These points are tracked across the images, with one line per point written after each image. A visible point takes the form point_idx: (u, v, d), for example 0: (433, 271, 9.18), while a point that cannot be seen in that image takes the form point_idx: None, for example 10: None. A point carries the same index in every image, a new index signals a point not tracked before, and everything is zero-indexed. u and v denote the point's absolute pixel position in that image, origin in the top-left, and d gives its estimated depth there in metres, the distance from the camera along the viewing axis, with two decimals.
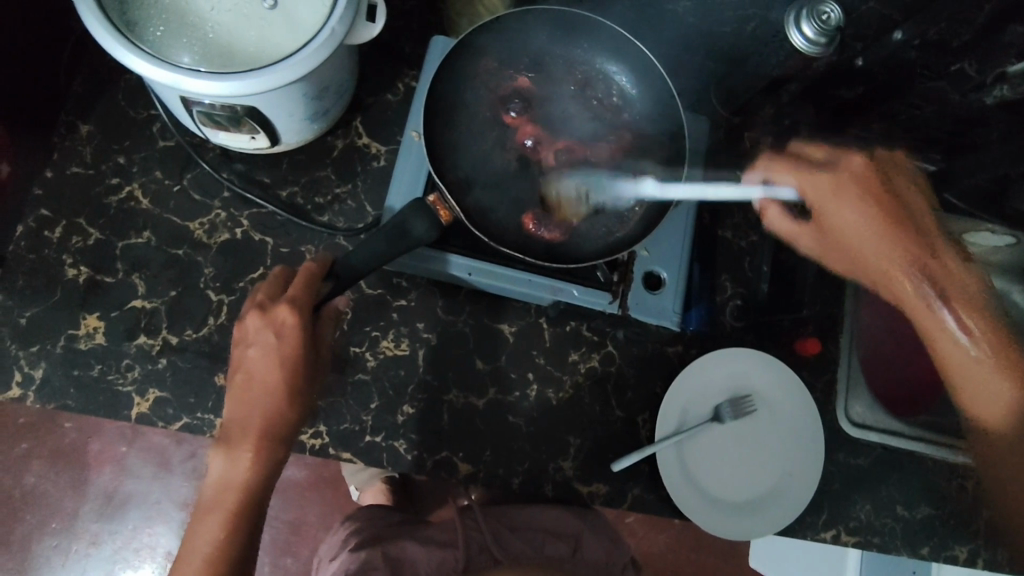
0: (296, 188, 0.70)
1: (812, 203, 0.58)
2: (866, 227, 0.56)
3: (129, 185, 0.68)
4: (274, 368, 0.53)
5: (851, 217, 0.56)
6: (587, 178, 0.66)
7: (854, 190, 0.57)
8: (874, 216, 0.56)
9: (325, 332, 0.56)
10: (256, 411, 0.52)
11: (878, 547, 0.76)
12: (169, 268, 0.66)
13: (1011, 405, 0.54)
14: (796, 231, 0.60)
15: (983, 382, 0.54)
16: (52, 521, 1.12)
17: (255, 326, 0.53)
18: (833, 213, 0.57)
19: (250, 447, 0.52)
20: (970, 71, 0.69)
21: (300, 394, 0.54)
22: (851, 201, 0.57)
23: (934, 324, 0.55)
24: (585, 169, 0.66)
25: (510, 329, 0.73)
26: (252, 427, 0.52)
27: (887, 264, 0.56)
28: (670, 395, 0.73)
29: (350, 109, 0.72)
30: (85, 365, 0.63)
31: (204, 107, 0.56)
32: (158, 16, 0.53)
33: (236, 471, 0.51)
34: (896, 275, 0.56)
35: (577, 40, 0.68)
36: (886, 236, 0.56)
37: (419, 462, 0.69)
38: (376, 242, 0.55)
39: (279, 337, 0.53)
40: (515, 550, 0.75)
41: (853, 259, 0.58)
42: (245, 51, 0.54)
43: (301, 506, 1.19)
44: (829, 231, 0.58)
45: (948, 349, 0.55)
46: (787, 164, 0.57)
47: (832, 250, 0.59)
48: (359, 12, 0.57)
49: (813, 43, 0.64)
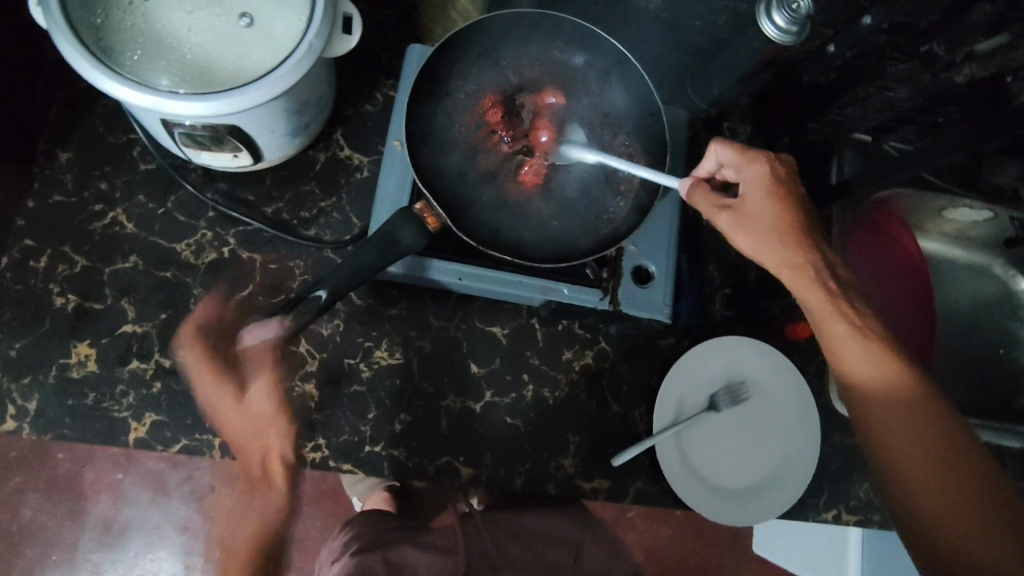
0: (281, 204, 0.70)
1: (745, 187, 0.60)
2: (780, 211, 0.59)
3: (112, 210, 0.67)
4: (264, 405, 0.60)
5: (770, 201, 0.59)
6: (580, 131, 0.66)
7: (777, 181, 0.60)
8: (783, 210, 0.59)
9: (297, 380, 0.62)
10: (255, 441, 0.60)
11: (878, 523, 0.79)
12: (158, 291, 0.66)
13: (904, 388, 0.54)
14: (719, 212, 0.59)
15: (870, 365, 0.55)
16: (52, 554, 1.12)
17: (208, 396, 0.60)
18: (756, 200, 0.59)
19: (264, 488, 0.60)
20: (938, 51, 0.64)
21: (275, 440, 0.60)
22: (773, 189, 0.59)
23: (819, 302, 0.57)
24: (579, 130, 0.67)
25: (502, 330, 0.73)
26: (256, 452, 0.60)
27: (784, 258, 0.58)
28: (666, 386, 0.74)
29: (331, 122, 0.73)
30: (79, 394, 0.63)
31: (185, 127, 0.56)
32: (134, 39, 0.52)
33: (253, 511, 0.59)
34: (799, 259, 0.58)
35: (550, 40, 0.67)
36: (790, 224, 0.58)
37: (421, 469, 0.69)
38: (367, 253, 0.56)
39: (226, 400, 0.59)
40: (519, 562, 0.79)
41: (761, 245, 0.58)
42: (225, 70, 0.53)
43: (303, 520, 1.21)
44: (748, 216, 0.58)
45: (839, 334, 0.56)
46: (734, 143, 0.60)
47: (740, 236, 0.58)
48: (334, 25, 0.57)
49: (784, 32, 0.67)
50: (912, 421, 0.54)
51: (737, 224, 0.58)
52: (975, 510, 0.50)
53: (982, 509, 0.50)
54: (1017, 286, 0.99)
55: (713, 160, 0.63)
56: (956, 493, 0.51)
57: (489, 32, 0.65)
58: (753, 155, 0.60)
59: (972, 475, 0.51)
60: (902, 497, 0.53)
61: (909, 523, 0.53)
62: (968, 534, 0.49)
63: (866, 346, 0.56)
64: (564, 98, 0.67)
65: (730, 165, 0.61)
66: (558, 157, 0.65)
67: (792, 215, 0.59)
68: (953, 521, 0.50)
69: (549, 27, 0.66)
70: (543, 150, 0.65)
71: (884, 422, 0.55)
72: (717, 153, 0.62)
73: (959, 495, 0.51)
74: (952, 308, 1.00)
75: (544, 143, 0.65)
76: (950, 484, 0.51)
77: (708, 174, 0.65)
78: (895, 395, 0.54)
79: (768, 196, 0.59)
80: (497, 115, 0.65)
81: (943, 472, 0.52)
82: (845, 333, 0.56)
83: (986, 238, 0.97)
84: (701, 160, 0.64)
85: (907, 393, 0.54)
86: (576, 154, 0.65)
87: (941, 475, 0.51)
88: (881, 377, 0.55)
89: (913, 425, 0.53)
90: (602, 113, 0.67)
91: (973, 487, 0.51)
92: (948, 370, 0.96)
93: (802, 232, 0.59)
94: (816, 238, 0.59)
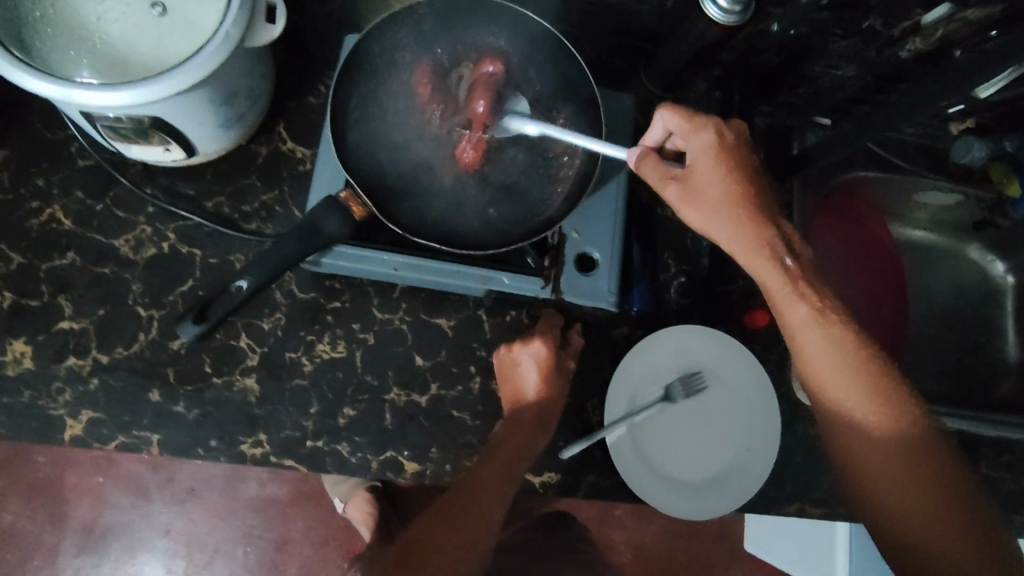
0: (222, 198, 0.70)
1: (692, 157, 0.58)
2: (729, 184, 0.57)
3: (50, 207, 0.67)
4: (547, 365, 0.68)
5: (721, 171, 0.57)
6: (522, 103, 0.65)
7: (726, 150, 0.58)
8: (734, 183, 0.57)
9: (576, 344, 0.72)
10: (553, 397, 0.68)
11: (844, 516, 0.76)
12: (96, 287, 0.66)
13: (865, 376, 0.54)
14: (668, 185, 0.58)
15: (833, 351, 0.55)
16: (33, 559, 1.18)
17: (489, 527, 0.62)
18: (705, 173, 0.57)
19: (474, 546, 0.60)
20: (877, 28, 0.66)
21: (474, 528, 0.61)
22: (722, 159, 0.58)
23: (772, 283, 0.56)
24: (522, 103, 0.65)
25: (448, 322, 0.72)
26: (552, 405, 0.68)
27: (737, 235, 0.56)
28: (618, 376, 0.72)
29: (272, 115, 0.72)
30: (15, 392, 0.63)
31: (108, 120, 0.55)
32: (44, 31, 0.51)
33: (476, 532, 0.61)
34: (751, 236, 0.56)
35: (484, 26, 0.66)
36: (740, 198, 0.57)
37: (365, 464, 0.68)
38: (288, 242, 0.56)
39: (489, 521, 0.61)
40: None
41: (710, 221, 0.57)
42: (139, 60, 0.52)
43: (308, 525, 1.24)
44: (698, 191, 0.57)
45: (799, 320, 0.55)
46: (680, 111, 0.58)
47: (692, 212, 0.58)
48: (255, 14, 0.56)
49: (727, 13, 0.64)
50: (882, 412, 0.54)
51: (686, 199, 0.57)
52: (930, 497, 0.52)
53: (937, 496, 0.52)
54: (993, 271, 0.96)
55: (660, 128, 0.60)
56: (913, 475, 0.53)
57: (421, 19, 0.65)
58: (700, 121, 0.58)
59: (926, 459, 0.53)
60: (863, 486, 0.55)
61: (867, 510, 0.56)
62: (909, 510, 0.53)
63: (827, 333, 0.55)
64: (502, 67, 0.65)
65: (677, 132, 0.59)
66: (498, 128, 0.64)
67: (742, 188, 0.57)
68: (902, 503, 0.53)
69: (482, 14, 0.66)
70: (481, 121, 0.62)
71: (852, 414, 0.55)
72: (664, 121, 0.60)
73: (923, 487, 0.53)
74: (927, 295, 0.97)
75: (480, 114, 0.62)
76: (903, 469, 0.53)
77: (656, 144, 0.63)
78: (864, 389, 0.54)
79: (717, 167, 0.57)
80: (428, 87, 0.64)
81: (901, 459, 0.53)
82: (807, 322, 0.55)
83: (957, 220, 0.95)
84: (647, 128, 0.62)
85: (869, 380, 0.54)
86: (516, 125, 0.63)
87: (901, 461, 0.54)
88: (842, 367, 0.54)
89: (879, 414, 0.54)
90: (539, 99, 0.67)
91: (932, 472, 0.53)
92: (925, 358, 0.93)
93: (752, 206, 0.57)
94: (772, 213, 0.58)
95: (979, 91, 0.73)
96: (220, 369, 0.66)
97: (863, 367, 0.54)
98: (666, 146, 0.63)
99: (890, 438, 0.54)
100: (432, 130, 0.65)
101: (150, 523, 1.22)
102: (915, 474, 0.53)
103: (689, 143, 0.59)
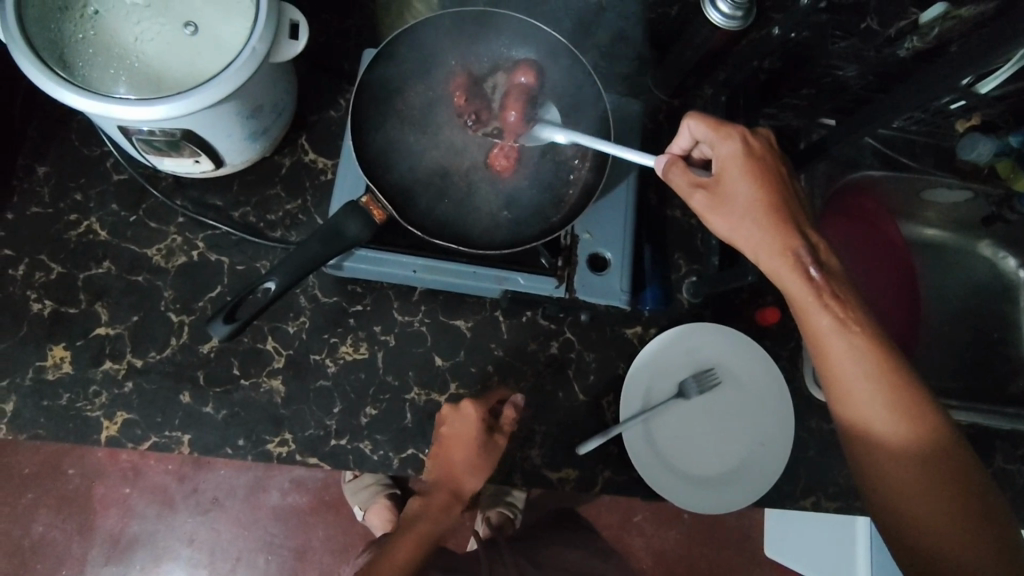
0: (249, 208, 0.73)
1: (718, 164, 0.59)
2: (756, 190, 0.57)
3: (86, 220, 0.70)
4: (469, 441, 0.64)
5: (747, 178, 0.57)
6: (552, 111, 0.69)
7: (752, 157, 0.58)
8: (760, 192, 0.57)
9: (507, 419, 0.65)
10: (469, 474, 0.64)
11: (859, 509, 0.77)
12: (130, 294, 0.69)
13: (891, 392, 0.51)
14: (694, 193, 0.59)
15: (854, 359, 0.52)
16: (62, 569, 1.21)
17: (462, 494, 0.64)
18: (731, 180, 0.58)
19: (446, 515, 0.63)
20: (874, 27, 0.71)
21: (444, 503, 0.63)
22: (750, 165, 0.57)
23: (798, 290, 0.54)
24: (552, 111, 0.68)
25: (466, 323, 0.74)
26: (468, 482, 0.64)
27: (761, 242, 0.56)
28: (632, 374, 0.74)
29: (295, 128, 0.76)
30: (54, 395, 0.66)
31: (143, 134, 0.59)
32: (85, 51, 0.55)
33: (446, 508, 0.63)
34: (775, 243, 0.55)
35: (496, 38, 0.70)
36: (767, 206, 0.56)
37: (386, 461, 0.70)
38: (312, 244, 0.58)
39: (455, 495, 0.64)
40: (538, 568, 0.88)
41: (736, 226, 0.57)
42: (173, 76, 0.56)
43: (341, 531, 1.29)
44: (724, 198, 0.58)
45: (822, 328, 0.53)
46: (709, 118, 0.59)
47: (716, 218, 0.58)
48: (280, 32, 0.60)
49: (729, 18, 0.66)
50: (908, 430, 0.50)
51: (712, 206, 0.58)
52: (963, 525, 0.48)
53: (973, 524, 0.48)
54: (1005, 266, 0.97)
55: (688, 136, 0.62)
56: (939, 504, 0.48)
57: (437, 33, 0.68)
58: (728, 129, 0.59)
59: (960, 486, 0.49)
60: (886, 512, 0.51)
61: (893, 537, 0.51)
62: (939, 540, 0.48)
63: (851, 342, 0.52)
64: (535, 77, 0.67)
65: (705, 140, 0.60)
66: (528, 137, 0.67)
67: (769, 195, 0.57)
68: (930, 529, 0.49)
69: (494, 26, 0.69)
70: (512, 131, 0.66)
71: (874, 433, 0.51)
72: (691, 130, 0.61)
73: (956, 517, 0.48)
74: (941, 293, 0.98)
75: (512, 123, 0.66)
76: (932, 495, 0.49)
77: (684, 152, 0.64)
78: (890, 404, 0.51)
79: (742, 174, 0.57)
80: (462, 95, 0.67)
81: (929, 483, 0.49)
82: (831, 331, 0.53)
83: (966, 217, 0.96)
84: (675, 136, 0.63)
85: (896, 397, 0.51)
86: (546, 133, 0.66)
87: (920, 477, 0.49)
88: (866, 379, 0.51)
89: (906, 431, 0.50)
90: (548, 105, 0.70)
91: (965, 502, 0.48)
92: (938, 354, 0.93)
93: (779, 214, 0.56)
94: (800, 221, 0.57)
95: (979, 87, 0.78)
96: (249, 371, 0.69)
97: (890, 382, 0.51)
98: (694, 153, 0.64)
99: (911, 453, 0.50)
100: (449, 137, 0.68)
101: (175, 534, 1.25)
102: (936, 492, 0.49)
103: (716, 151, 0.59)
